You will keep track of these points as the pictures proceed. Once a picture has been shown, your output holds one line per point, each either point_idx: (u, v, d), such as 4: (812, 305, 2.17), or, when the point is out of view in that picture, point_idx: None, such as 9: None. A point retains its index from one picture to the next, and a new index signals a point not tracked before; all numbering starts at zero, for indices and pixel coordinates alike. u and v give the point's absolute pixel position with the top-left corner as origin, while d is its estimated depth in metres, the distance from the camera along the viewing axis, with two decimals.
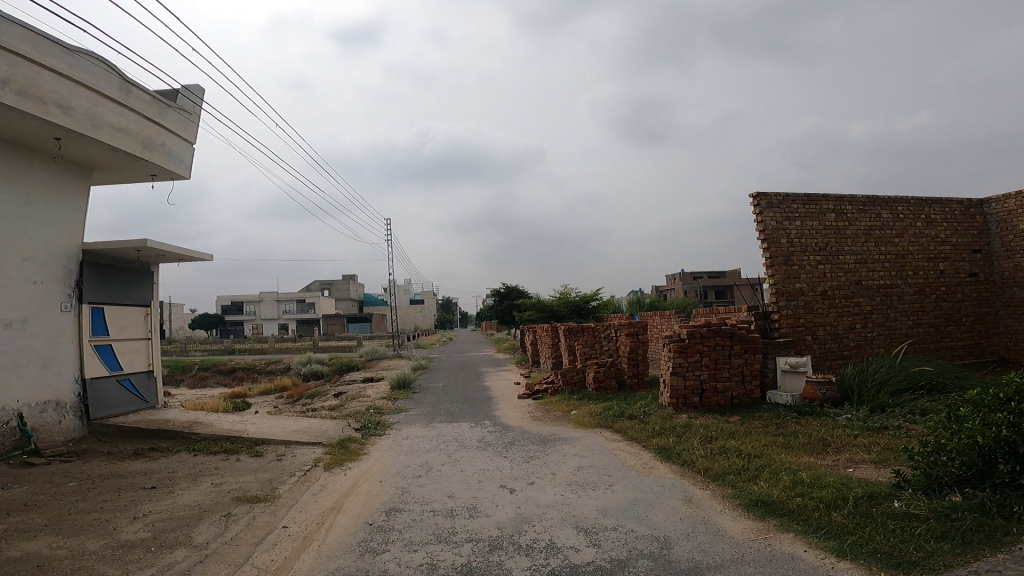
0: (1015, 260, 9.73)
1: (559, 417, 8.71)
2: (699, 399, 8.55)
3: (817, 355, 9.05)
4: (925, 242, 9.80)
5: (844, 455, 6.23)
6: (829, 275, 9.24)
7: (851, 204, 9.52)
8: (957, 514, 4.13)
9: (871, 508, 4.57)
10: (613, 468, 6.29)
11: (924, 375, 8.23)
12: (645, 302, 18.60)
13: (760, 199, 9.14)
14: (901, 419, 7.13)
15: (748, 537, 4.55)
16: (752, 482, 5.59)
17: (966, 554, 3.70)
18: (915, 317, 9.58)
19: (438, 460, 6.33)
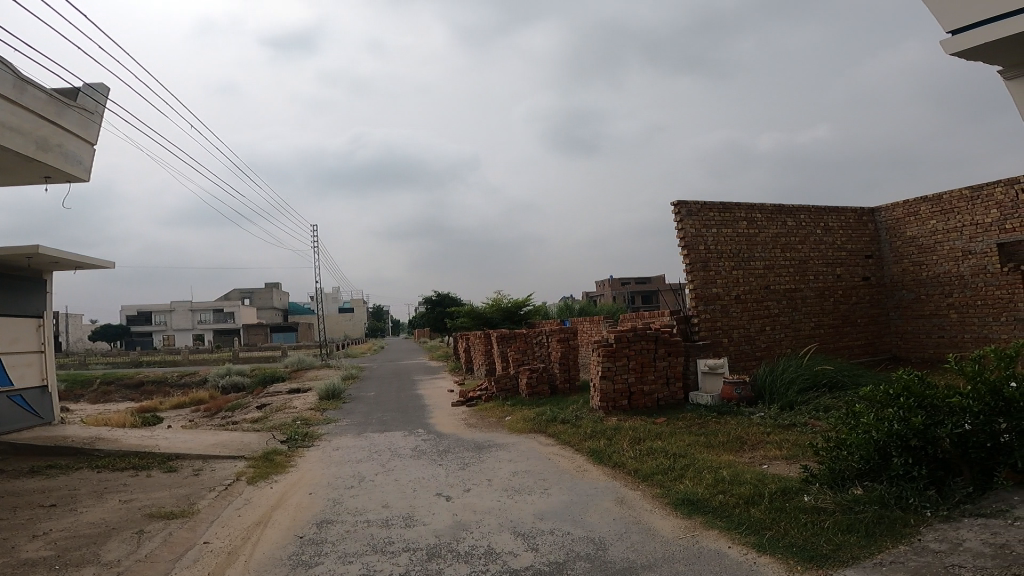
0: (903, 265, 10.70)
1: (494, 422, 8.65)
2: (628, 401, 8.75)
3: (733, 356, 9.55)
4: (825, 247, 10.56)
5: (759, 452, 6.55)
6: (742, 280, 9.76)
7: (761, 212, 10.10)
8: (860, 507, 4.42)
9: (785, 503, 4.81)
10: (547, 472, 6.31)
11: (826, 374, 8.82)
12: (576, 307, 18.81)
13: (680, 207, 9.53)
14: (807, 415, 7.62)
15: (676, 535, 4.67)
16: (679, 481, 5.77)
17: (871, 546, 3.94)
18: (818, 319, 10.29)
19: (371, 470, 6.10)
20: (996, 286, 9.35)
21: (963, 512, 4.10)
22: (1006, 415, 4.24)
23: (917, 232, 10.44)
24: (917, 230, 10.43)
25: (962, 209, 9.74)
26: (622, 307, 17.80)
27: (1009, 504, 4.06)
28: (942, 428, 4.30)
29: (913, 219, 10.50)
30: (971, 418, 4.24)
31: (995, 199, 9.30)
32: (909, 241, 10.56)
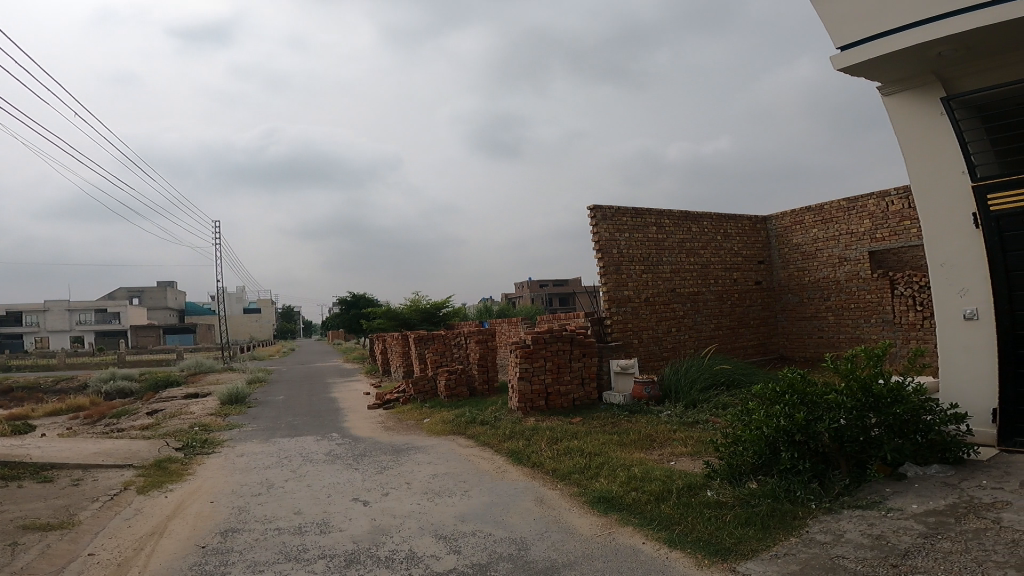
0: (789, 270, 11.59)
1: (411, 425, 8.40)
2: (545, 402, 8.79)
3: (643, 356, 9.91)
4: (724, 252, 11.22)
5: (667, 448, 6.79)
6: (651, 283, 10.14)
7: (669, 218, 10.56)
8: (755, 501, 4.60)
9: (690, 498, 4.98)
10: (467, 473, 6.17)
11: (723, 373, 9.33)
12: (495, 309, 18.80)
13: (596, 211, 9.75)
14: (708, 413, 8.01)
15: (594, 532, 4.71)
16: (595, 478, 5.85)
17: (767, 539, 4.11)
18: (717, 321, 10.92)
19: (281, 476, 5.69)
20: (867, 291, 10.31)
21: (844, 504, 4.31)
22: (876, 410, 4.53)
23: (801, 240, 11.34)
24: (801, 238, 11.34)
25: (840, 219, 10.69)
26: (538, 309, 17.96)
27: (882, 496, 4.32)
28: (822, 423, 4.50)
29: (798, 228, 11.40)
30: (847, 413, 4.47)
31: (868, 211, 10.26)
32: (794, 248, 11.46)
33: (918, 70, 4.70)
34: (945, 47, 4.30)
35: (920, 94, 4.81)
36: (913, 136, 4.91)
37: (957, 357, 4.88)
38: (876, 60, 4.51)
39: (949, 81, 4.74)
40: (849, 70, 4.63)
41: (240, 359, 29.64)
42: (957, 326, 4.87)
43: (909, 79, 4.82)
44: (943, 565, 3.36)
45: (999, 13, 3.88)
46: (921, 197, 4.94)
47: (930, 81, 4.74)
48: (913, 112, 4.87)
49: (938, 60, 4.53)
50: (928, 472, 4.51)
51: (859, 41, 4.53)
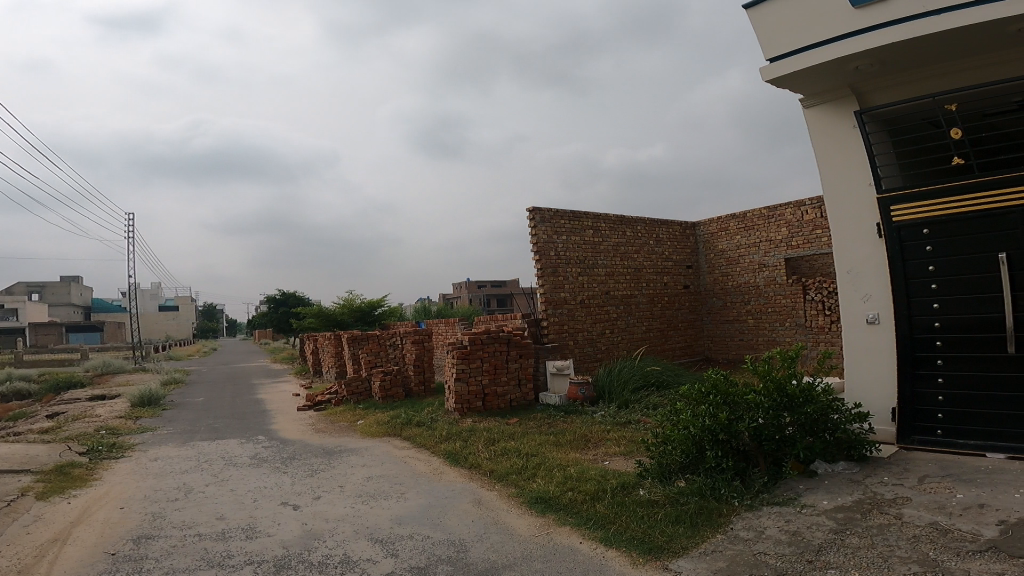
0: (714, 275, 12.09)
1: (344, 427, 8.05)
2: (482, 403, 8.67)
3: (578, 357, 10.00)
4: (655, 256, 11.56)
5: (601, 448, 6.86)
6: (587, 285, 10.27)
7: (605, 222, 10.74)
8: (683, 498, 4.69)
9: (624, 497, 5.02)
10: (403, 476, 5.96)
11: (653, 373, 9.54)
12: (432, 309, 18.52)
13: (535, 213, 9.77)
14: (640, 413, 8.17)
15: (532, 533, 4.65)
16: (532, 479, 5.80)
17: (695, 536, 4.18)
18: (648, 323, 11.21)
19: (201, 481, 5.28)
20: (783, 295, 10.88)
21: (763, 501, 4.44)
22: (790, 409, 4.71)
23: (726, 246, 11.86)
24: (725, 244, 11.86)
25: (761, 227, 11.25)
26: (476, 310, 17.83)
27: (796, 493, 4.45)
28: (742, 422, 4.69)
29: (723, 234, 11.90)
30: (765, 413, 4.66)
31: (786, 219, 10.85)
32: (720, 253, 11.97)
33: (836, 84, 4.97)
34: (862, 62, 4.58)
35: (838, 107, 5.10)
36: (831, 147, 5.19)
37: (861, 357, 5.15)
38: (802, 71, 4.75)
39: (864, 94, 5.03)
40: (777, 81, 4.86)
41: (155, 359, 27.68)
42: (860, 329, 5.14)
43: (829, 92, 5.09)
44: (853, 560, 3.47)
45: (909, 29, 4.17)
46: (834, 204, 5.20)
47: (847, 94, 5.02)
48: (832, 124, 5.15)
49: (855, 74, 4.81)
50: (836, 469, 4.67)
51: (786, 53, 4.78)
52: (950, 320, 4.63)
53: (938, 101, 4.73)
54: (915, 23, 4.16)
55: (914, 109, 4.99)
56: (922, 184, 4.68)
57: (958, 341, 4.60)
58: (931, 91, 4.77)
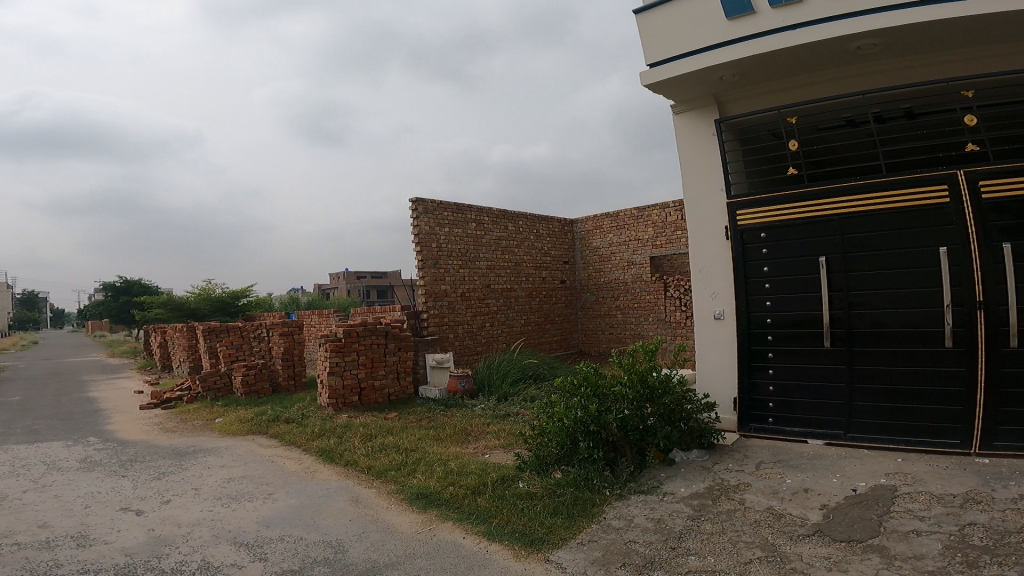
0: (588, 271, 12.59)
1: (199, 425, 7.17)
2: (358, 397, 8.18)
3: (457, 350, 9.85)
4: (535, 251, 11.76)
5: (481, 442, 6.74)
6: (468, 279, 10.14)
7: (488, 215, 10.70)
8: (560, 490, 4.66)
9: (504, 491, 4.90)
10: (270, 476, 5.40)
11: (531, 367, 9.51)
12: (303, 300, 17.37)
13: (418, 204, 9.40)
14: (519, 405, 8.16)
15: (414, 530, 4.40)
16: (412, 475, 5.51)
17: (572, 526, 4.15)
18: (526, 317, 11.38)
19: (16, 488, 4.38)
20: (646, 291, 11.60)
21: (631, 489, 4.52)
22: (651, 400, 4.81)
23: (599, 244, 12.40)
24: (599, 241, 12.39)
25: (631, 226, 11.90)
26: (354, 301, 17.07)
27: (658, 481, 4.61)
28: (611, 414, 4.75)
29: (597, 232, 12.43)
30: (630, 404, 4.76)
31: (652, 220, 11.58)
32: (594, 250, 12.48)
33: (704, 90, 5.17)
34: (726, 72, 4.81)
35: (704, 114, 5.29)
36: (693, 151, 5.36)
37: (710, 351, 5.36)
38: (678, 77, 4.90)
39: (725, 105, 5.28)
40: (655, 86, 5.01)
41: None
42: (709, 324, 5.34)
43: (696, 99, 5.29)
44: (709, 546, 3.62)
45: (772, 42, 4.40)
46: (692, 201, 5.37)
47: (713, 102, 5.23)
48: (697, 130, 5.33)
49: (720, 83, 5.03)
50: (691, 457, 4.88)
51: (666, 60, 4.97)
52: (780, 316, 4.89)
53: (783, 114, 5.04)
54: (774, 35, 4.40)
55: (763, 119, 5.29)
56: (765, 192, 4.95)
57: (787, 336, 4.86)
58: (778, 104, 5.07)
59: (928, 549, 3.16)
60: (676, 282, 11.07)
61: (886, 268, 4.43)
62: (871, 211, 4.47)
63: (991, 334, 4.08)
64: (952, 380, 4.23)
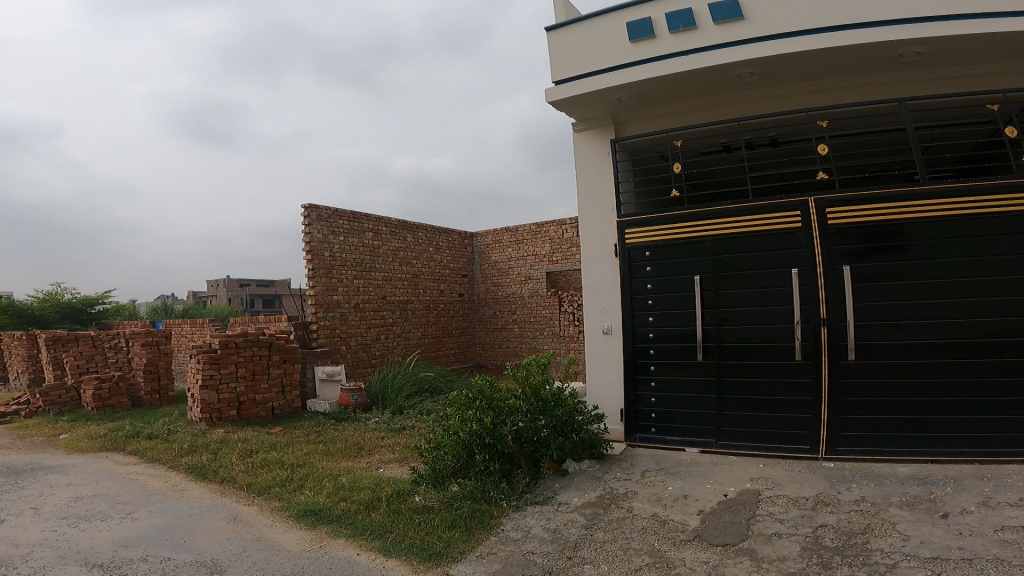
0: (486, 285, 12.67)
1: (38, 442, 6.13)
2: (237, 412, 7.47)
3: (350, 363, 9.37)
4: (433, 263, 11.61)
5: (375, 456, 6.25)
6: (362, 289, 9.73)
7: (386, 225, 10.43)
8: (457, 503, 4.26)
9: (400, 505, 4.42)
10: (129, 494, 4.72)
11: (428, 380, 9.21)
12: (172, 307, 15.80)
13: (311, 210, 8.88)
14: (415, 418, 7.83)
15: (304, 547, 3.92)
16: (301, 491, 4.87)
17: (471, 540, 3.81)
18: (422, 330, 11.15)
19: None
20: (542, 306, 11.85)
21: (527, 501, 4.23)
22: (544, 412, 4.49)
23: (498, 258, 12.53)
24: (497, 255, 12.52)
25: (529, 241, 12.14)
26: (240, 311, 15.91)
27: (553, 491, 4.35)
28: (504, 426, 4.38)
29: (497, 246, 12.55)
30: (525, 416, 4.43)
31: (549, 236, 11.89)
32: (493, 264, 12.59)
33: (600, 111, 5.17)
34: (625, 93, 4.93)
35: (599, 133, 5.25)
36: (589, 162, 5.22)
37: (599, 366, 4.98)
38: (581, 97, 4.98)
39: (621, 125, 5.29)
40: (559, 105, 5.06)
41: None
42: (597, 337, 4.96)
43: (593, 119, 5.28)
44: (604, 554, 3.46)
45: (669, 67, 4.64)
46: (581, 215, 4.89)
47: (610, 123, 5.24)
48: (592, 148, 5.23)
49: (617, 105, 5.11)
50: (583, 467, 4.66)
51: (569, 79, 5.16)
52: (662, 331, 4.66)
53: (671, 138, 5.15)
54: (671, 59, 4.66)
55: (653, 142, 5.35)
56: (653, 211, 4.73)
57: (666, 352, 4.64)
58: (668, 128, 5.19)
59: (788, 551, 3.18)
60: (570, 297, 11.38)
61: (757, 286, 4.32)
62: (747, 231, 4.34)
63: (833, 350, 4.09)
64: (801, 391, 4.18)
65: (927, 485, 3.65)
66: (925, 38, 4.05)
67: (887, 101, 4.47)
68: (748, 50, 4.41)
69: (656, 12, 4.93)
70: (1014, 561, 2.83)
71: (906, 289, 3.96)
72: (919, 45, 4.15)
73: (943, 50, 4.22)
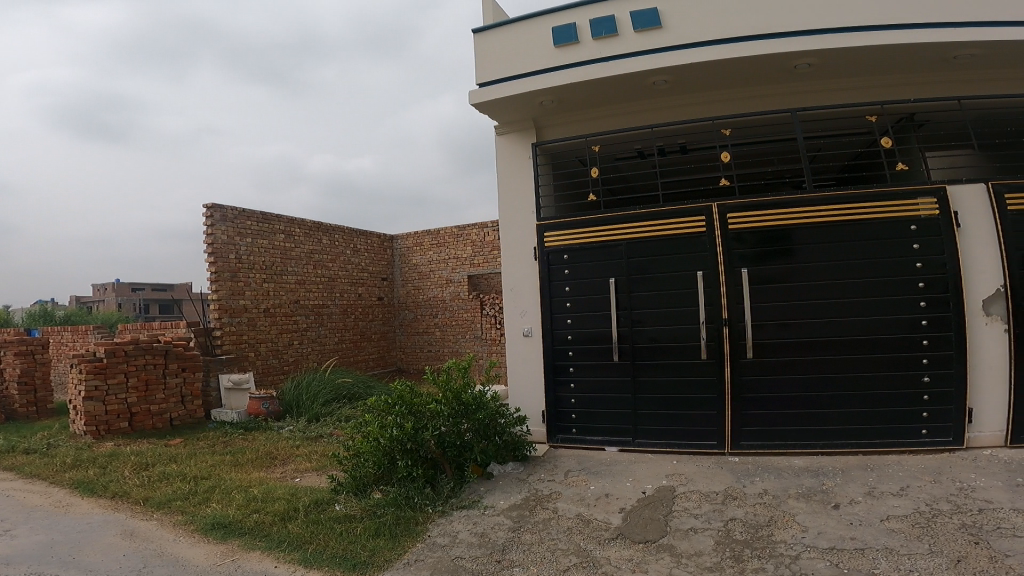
0: (406, 289, 12.55)
1: None
2: (129, 424, 7.08)
3: (260, 371, 9.01)
4: (351, 267, 11.41)
5: (290, 466, 6.02)
6: (272, 293, 9.37)
7: (300, 227, 10.15)
8: (381, 510, 4.14)
9: (319, 514, 4.24)
10: (4, 517, 4.36)
11: (345, 386, 9.00)
12: (53, 313, 14.72)
13: (214, 211, 8.42)
14: (333, 426, 7.64)
15: (214, 562, 3.71)
16: (204, 504, 4.64)
17: (397, 547, 3.71)
18: (340, 335, 10.93)
19: None
20: (464, 309, 11.78)
21: (453, 505, 4.18)
22: (466, 416, 4.47)
23: (418, 261, 12.43)
24: (419, 258, 12.42)
25: (450, 244, 12.08)
26: (131, 317, 14.77)
27: (479, 494, 4.32)
28: (427, 431, 4.31)
29: (417, 249, 12.44)
30: (447, 420, 4.37)
31: (471, 239, 11.86)
32: (413, 267, 12.47)
33: (522, 115, 5.25)
34: (547, 97, 5.02)
35: (520, 137, 5.32)
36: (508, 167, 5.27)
37: (520, 369, 5.01)
38: (504, 100, 5.03)
39: (542, 129, 5.40)
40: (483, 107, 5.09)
41: None
42: (518, 341, 4.99)
43: (515, 123, 5.35)
44: (532, 556, 3.46)
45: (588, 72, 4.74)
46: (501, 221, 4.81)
47: (531, 127, 5.32)
48: (512, 151, 5.29)
49: (539, 109, 5.20)
50: (508, 469, 4.67)
51: (493, 81, 5.20)
52: (580, 333, 4.75)
53: (589, 143, 5.28)
54: (593, 65, 4.78)
55: (572, 146, 5.47)
56: (571, 215, 4.85)
57: (585, 353, 4.74)
58: (586, 133, 5.33)
59: (704, 546, 3.28)
60: (492, 300, 11.41)
61: (667, 288, 4.48)
62: (657, 236, 4.51)
63: (733, 349, 4.30)
64: (706, 388, 4.37)
65: (820, 476, 3.87)
66: (817, 51, 4.32)
67: (782, 111, 4.75)
68: (663, 59, 4.58)
69: (581, 18, 5.04)
70: (900, 550, 3.00)
71: (799, 291, 4.21)
72: (810, 58, 4.43)
73: (831, 62, 4.51)
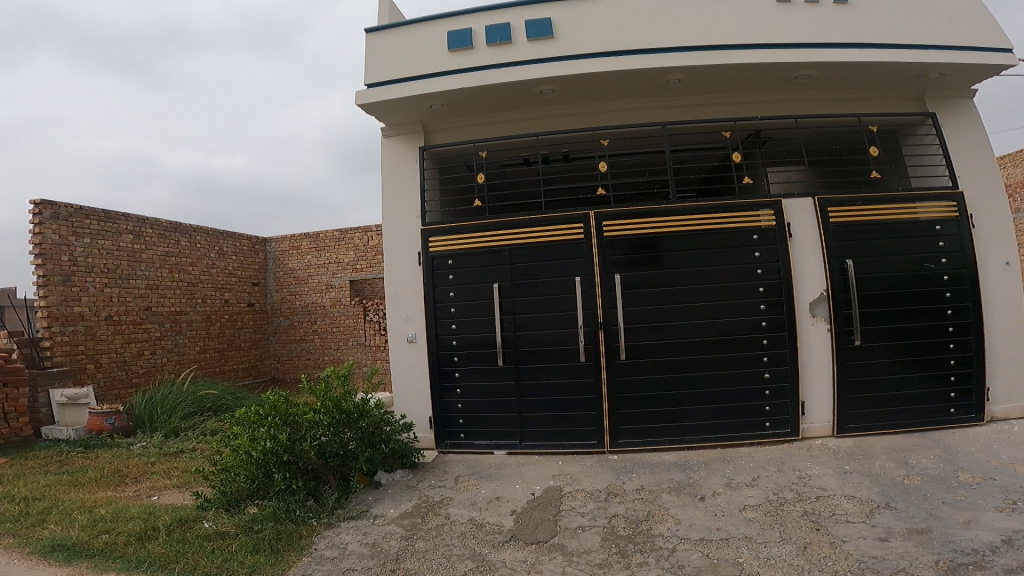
0: (281, 294, 12.07)
1: None
2: None
3: (101, 384, 8.23)
4: (215, 271, 10.84)
5: (145, 484, 5.59)
6: (117, 299, 8.65)
7: (152, 227, 9.53)
8: (257, 526, 3.89)
9: (184, 533, 3.94)
10: None
11: (209, 399, 8.31)
12: None
13: (44, 206, 7.67)
14: (195, 440, 7.13)
15: None
16: (40, 526, 4.22)
17: (279, 562, 3.50)
18: (201, 343, 10.33)
19: None
20: (346, 315, 11.45)
21: (340, 516, 4.01)
22: (348, 425, 4.35)
23: (295, 265, 11.98)
24: (295, 262, 11.96)
25: (331, 248, 11.72)
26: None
27: (367, 504, 4.19)
28: (305, 442, 4.13)
29: (294, 252, 12.00)
30: (326, 430, 4.21)
31: (353, 243, 11.53)
32: (289, 272, 11.99)
33: (411, 117, 5.20)
34: (437, 101, 5.00)
35: (408, 140, 5.27)
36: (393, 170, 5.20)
37: (403, 374, 4.95)
38: (394, 102, 4.96)
39: (431, 133, 5.37)
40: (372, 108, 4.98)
41: None
42: (402, 347, 4.92)
43: (404, 126, 5.29)
44: (426, 563, 3.38)
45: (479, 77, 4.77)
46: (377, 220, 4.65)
47: (420, 130, 5.29)
48: (399, 154, 5.23)
49: (428, 112, 5.17)
50: (396, 477, 4.58)
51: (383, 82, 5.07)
52: (464, 338, 4.76)
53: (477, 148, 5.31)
54: (484, 71, 4.81)
55: (460, 151, 5.48)
56: (455, 221, 4.85)
57: (470, 358, 4.75)
58: (472, 138, 5.36)
59: (592, 543, 3.36)
60: (375, 305, 11.13)
61: (548, 293, 4.58)
62: (538, 242, 4.61)
63: (609, 351, 4.47)
64: (586, 389, 4.51)
65: (687, 470, 4.10)
66: (687, 67, 4.59)
67: (651, 124, 5.01)
68: (553, 69, 4.67)
69: (478, 23, 5.05)
70: (757, 538, 3.21)
71: (668, 295, 4.46)
72: (681, 74, 4.70)
73: (699, 78, 4.81)
